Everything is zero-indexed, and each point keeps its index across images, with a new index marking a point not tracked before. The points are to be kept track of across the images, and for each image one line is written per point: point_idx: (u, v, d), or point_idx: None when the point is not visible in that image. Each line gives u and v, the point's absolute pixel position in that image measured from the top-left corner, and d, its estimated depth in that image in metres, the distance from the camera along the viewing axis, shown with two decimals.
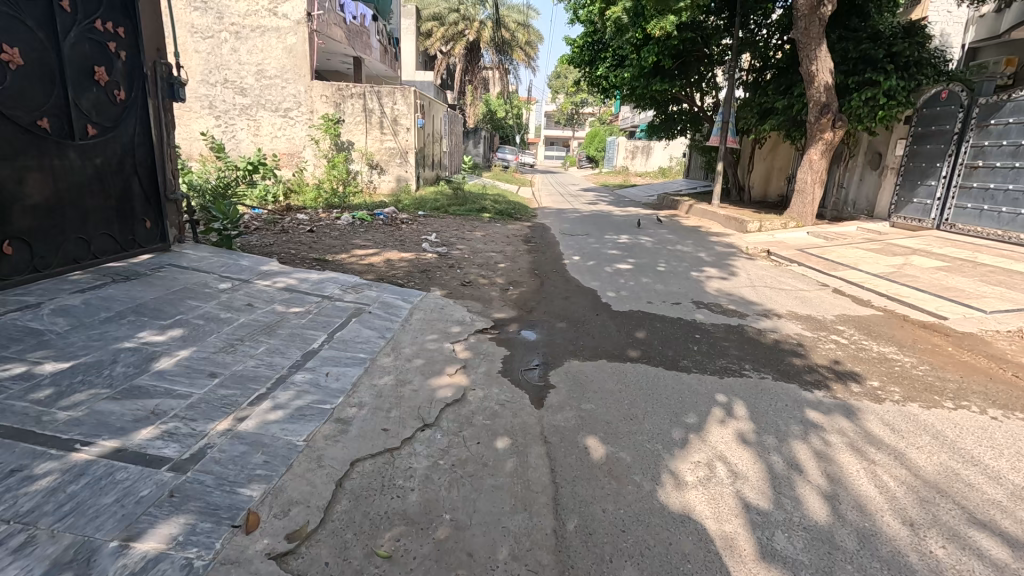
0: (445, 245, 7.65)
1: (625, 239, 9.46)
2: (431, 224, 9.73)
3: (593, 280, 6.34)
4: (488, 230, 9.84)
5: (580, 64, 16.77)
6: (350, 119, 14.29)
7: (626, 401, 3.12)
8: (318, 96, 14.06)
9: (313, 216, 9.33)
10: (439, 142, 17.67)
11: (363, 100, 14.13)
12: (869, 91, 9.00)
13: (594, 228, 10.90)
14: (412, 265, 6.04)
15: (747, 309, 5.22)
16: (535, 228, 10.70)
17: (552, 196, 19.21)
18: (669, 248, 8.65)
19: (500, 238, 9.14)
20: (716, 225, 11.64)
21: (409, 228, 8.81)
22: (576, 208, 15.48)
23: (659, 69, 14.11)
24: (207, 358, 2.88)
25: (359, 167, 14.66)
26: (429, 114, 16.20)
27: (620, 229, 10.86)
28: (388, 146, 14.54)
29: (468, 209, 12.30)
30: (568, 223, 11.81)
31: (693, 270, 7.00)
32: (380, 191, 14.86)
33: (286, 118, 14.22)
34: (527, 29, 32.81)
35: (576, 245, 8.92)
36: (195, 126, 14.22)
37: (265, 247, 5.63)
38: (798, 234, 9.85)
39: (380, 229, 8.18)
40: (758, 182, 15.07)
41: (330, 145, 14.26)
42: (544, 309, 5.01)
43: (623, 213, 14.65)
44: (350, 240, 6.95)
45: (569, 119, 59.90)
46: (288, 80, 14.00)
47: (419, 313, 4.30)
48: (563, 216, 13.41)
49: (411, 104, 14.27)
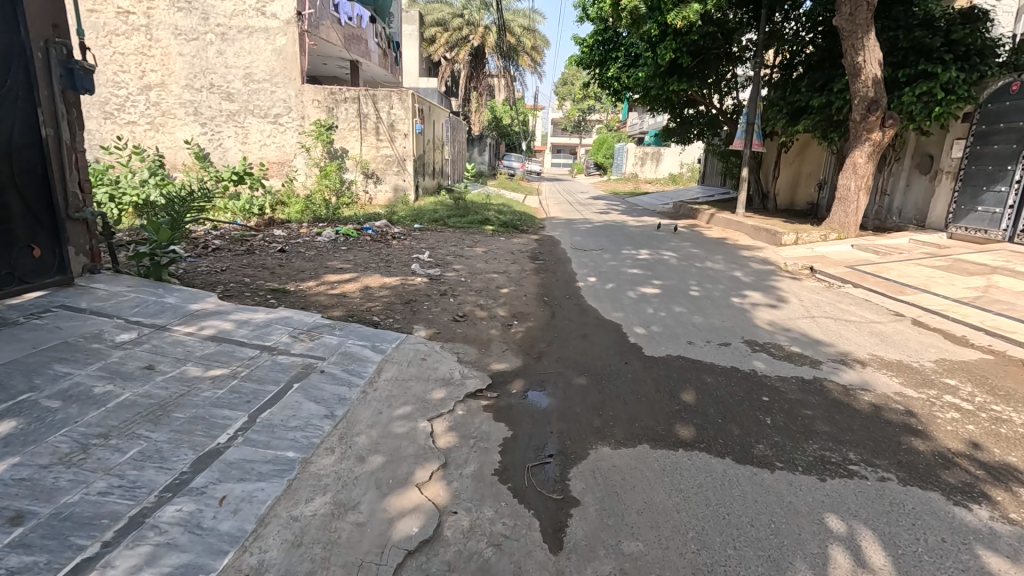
0: (438, 265, 6.59)
1: (645, 256, 8.34)
2: (426, 239, 8.67)
3: (615, 309, 5.23)
4: (490, 245, 8.76)
5: (589, 65, 15.79)
6: (344, 125, 13.33)
7: (690, 536, 2.00)
8: (310, 100, 13.15)
9: (295, 231, 8.31)
10: (441, 149, 16.69)
11: (358, 105, 13.18)
12: (924, 85, 7.87)
13: (609, 241, 9.79)
14: (394, 294, 4.97)
15: (817, 353, 4.07)
16: (543, 242, 9.62)
17: (561, 205, 18.13)
18: (697, 266, 7.52)
19: (503, 254, 8.05)
20: (743, 237, 10.51)
21: (399, 245, 7.75)
22: (587, 218, 14.40)
23: (676, 68, 13.06)
24: (27, 480, 1.83)
25: (354, 176, 13.65)
26: (430, 120, 15.21)
27: (638, 242, 9.74)
28: (385, 153, 13.56)
29: (469, 220, 11.22)
30: (580, 236, 10.71)
31: (733, 295, 5.86)
32: (377, 202, 13.84)
33: (276, 124, 13.30)
34: (533, 33, 31.98)
35: (591, 262, 7.82)
36: (179, 134, 13.35)
37: (212, 276, 4.59)
38: (842, 247, 8.76)
39: (365, 247, 7.13)
40: (784, 190, 13.95)
41: (322, 153, 13.31)
42: (557, 355, 3.91)
43: (638, 223, 13.53)
44: (325, 262, 5.90)
45: (576, 127, 58.98)
46: (278, 84, 13.10)
47: (389, 371, 3.21)
48: (573, 227, 12.31)
49: (409, 108, 13.29)
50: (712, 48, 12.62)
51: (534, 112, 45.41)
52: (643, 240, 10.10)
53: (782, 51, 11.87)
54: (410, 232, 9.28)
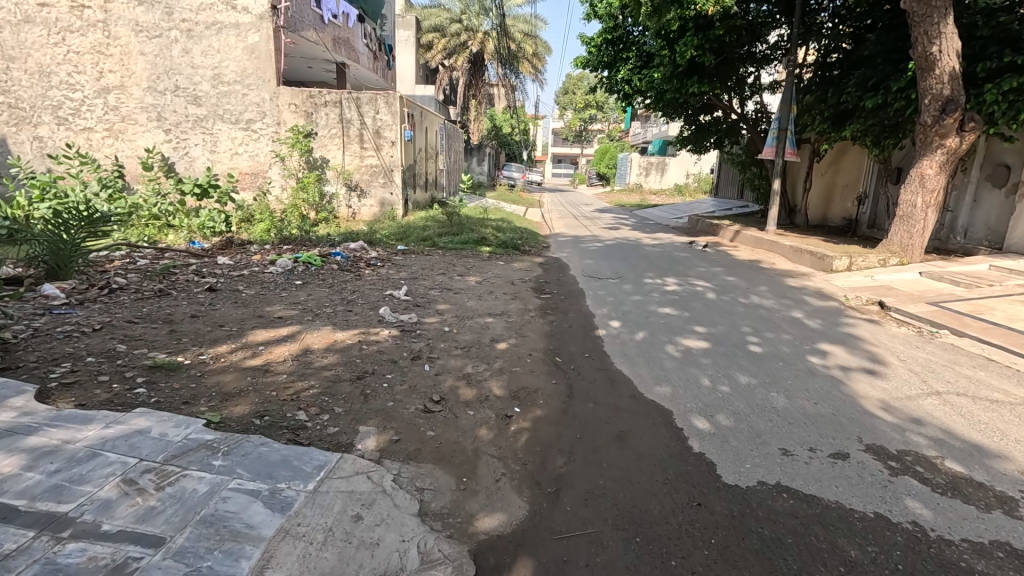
0: (417, 306, 5.14)
1: (674, 288, 6.87)
2: (409, 266, 7.23)
3: (657, 379, 3.75)
4: (486, 273, 7.30)
5: (597, 67, 14.51)
6: (323, 132, 11.92)
7: None
8: (286, 104, 11.79)
9: (247, 257, 6.86)
10: (434, 158, 15.32)
11: (340, 109, 11.80)
12: (1014, 79, 6.38)
13: (625, 266, 8.35)
14: (346, 363, 3.50)
15: (994, 477, 2.58)
16: (549, 267, 8.19)
17: (565, 218, 16.73)
18: (742, 303, 6.06)
19: (501, 286, 6.59)
20: (780, 260, 9.07)
21: (373, 275, 6.29)
22: (595, 234, 12.97)
23: (697, 68, 11.75)
24: None
25: (335, 188, 12.20)
26: (421, 127, 13.85)
27: (661, 267, 8.29)
28: (370, 163, 12.14)
29: (464, 239, 9.78)
30: (591, 258, 9.25)
31: (809, 351, 4.39)
32: (361, 218, 12.39)
33: (249, 131, 11.94)
34: (534, 40, 30.87)
35: (609, 295, 6.36)
36: (141, 142, 11.95)
37: (69, 342, 3.12)
38: (908, 275, 7.35)
39: (328, 281, 5.69)
40: (816, 203, 12.63)
41: (301, 162, 11.96)
42: (585, 488, 2.43)
43: (654, 240, 12.09)
44: (264, 306, 4.44)
45: (578, 137, 57.76)
46: (250, 86, 11.74)
47: (279, 569, 1.73)
48: (582, 246, 10.86)
49: (397, 112, 11.91)
50: (736, 46, 11.32)
51: (535, 122, 44.25)
52: (663, 263, 8.69)
53: (817, 48, 10.58)
54: (392, 256, 7.84)
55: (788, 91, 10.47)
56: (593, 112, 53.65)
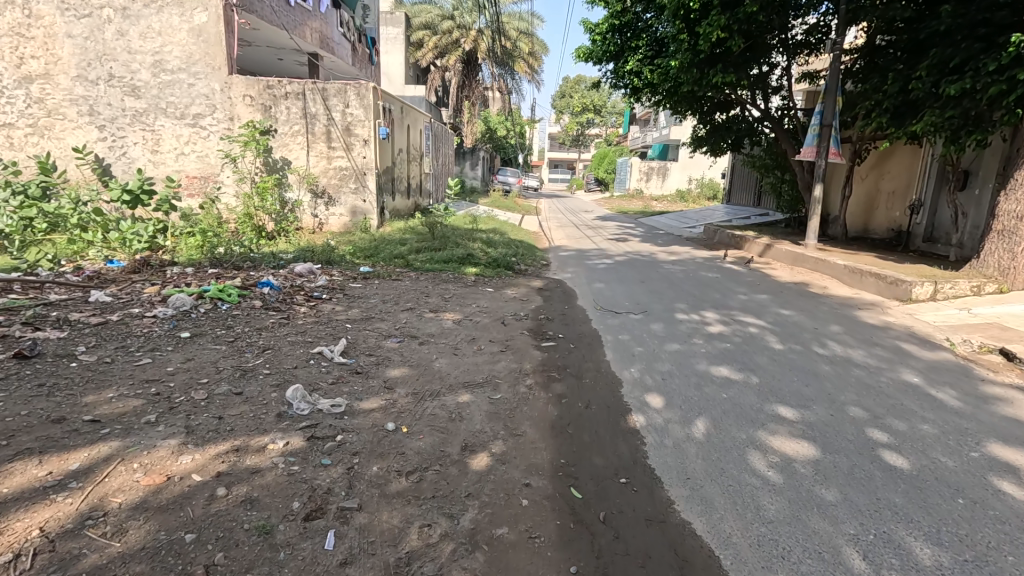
0: (355, 376, 3.40)
1: (718, 329, 5.13)
2: (367, 298, 5.51)
3: (766, 559, 2.01)
4: (468, 307, 5.58)
5: (600, 58, 12.95)
6: (283, 128, 10.19)
7: None
8: (240, 96, 10.08)
9: (144, 289, 5.09)
10: (417, 160, 13.58)
11: (303, 102, 10.06)
12: None
13: (645, 294, 6.62)
14: (156, 555, 1.73)
15: None
16: (549, 296, 6.47)
17: (565, 229, 15.01)
18: (822, 356, 4.33)
19: (485, 329, 4.85)
20: (833, 284, 7.39)
21: (309, 318, 4.54)
22: (601, 248, 11.28)
23: (720, 56, 10.20)
24: None
25: (298, 195, 10.44)
26: (402, 125, 12.15)
27: (690, 294, 6.60)
28: (338, 166, 10.38)
29: (445, 257, 8.02)
30: (602, 282, 7.52)
31: (989, 468, 2.66)
32: (329, 229, 10.63)
33: (197, 128, 10.20)
34: (530, 38, 29.30)
35: (634, 343, 4.63)
36: (70, 141, 10.11)
37: None
38: (1017, 308, 5.67)
39: (233, 332, 3.93)
40: (855, 210, 11.15)
41: (258, 163, 10.23)
42: None
43: (671, 255, 10.39)
44: (84, 394, 2.68)
45: (574, 142, 56.20)
46: (197, 74, 10.02)
47: None
48: (588, 264, 9.13)
49: (370, 105, 10.14)
50: (767, 31, 9.81)
51: (531, 125, 42.66)
52: (690, 289, 7.01)
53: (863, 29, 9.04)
54: (348, 283, 6.10)
55: (833, 78, 8.86)
56: (591, 116, 52.22)
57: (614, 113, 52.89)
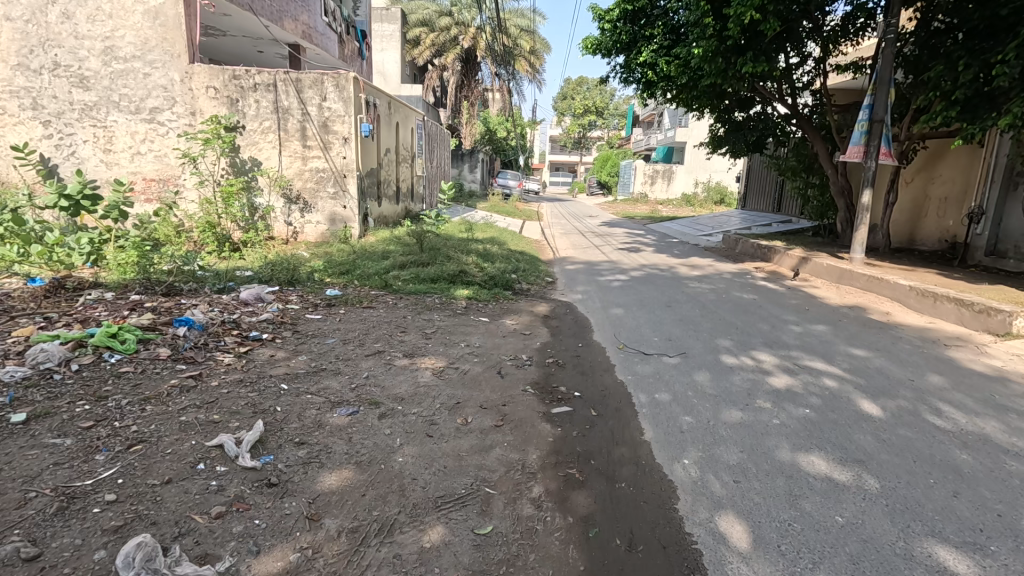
0: (260, 497, 2.15)
1: (783, 381, 3.88)
2: (324, 336, 4.27)
3: None
4: (454, 348, 4.33)
5: (609, 50, 11.82)
6: (252, 125, 8.97)
7: None
8: (203, 88, 8.87)
9: (22, 326, 3.84)
10: (408, 161, 12.35)
11: (274, 94, 8.85)
12: None
13: (675, 325, 5.38)
14: None
15: None
16: (557, 329, 5.23)
17: (570, 237, 13.76)
18: (947, 434, 3.07)
19: (474, 387, 3.60)
20: (898, 311, 6.13)
21: (233, 374, 3.31)
22: (612, 260, 10.03)
23: (749, 43, 9.08)
24: None
25: (270, 200, 9.20)
26: (390, 122, 10.93)
27: (731, 326, 5.35)
28: (315, 167, 9.14)
29: (432, 275, 6.76)
30: (618, 306, 6.27)
31: None
32: (304, 239, 9.39)
33: (154, 124, 8.97)
34: (531, 35, 28.11)
35: (678, 410, 3.38)
36: (10, 138, 8.76)
37: None
38: None
39: (101, 406, 2.68)
40: (898, 219, 9.97)
41: (224, 164, 9.00)
42: None
43: (693, 269, 9.14)
44: None
45: (576, 145, 55.06)
46: (154, 63, 8.80)
47: None
48: (600, 282, 7.88)
49: (350, 98, 8.89)
50: (802, 14, 8.69)
51: (532, 126, 41.49)
52: (726, 316, 5.78)
53: (917, 10, 7.87)
54: (305, 313, 4.85)
55: (885, 66, 7.63)
56: (592, 118, 51.09)
57: (617, 115, 51.91)
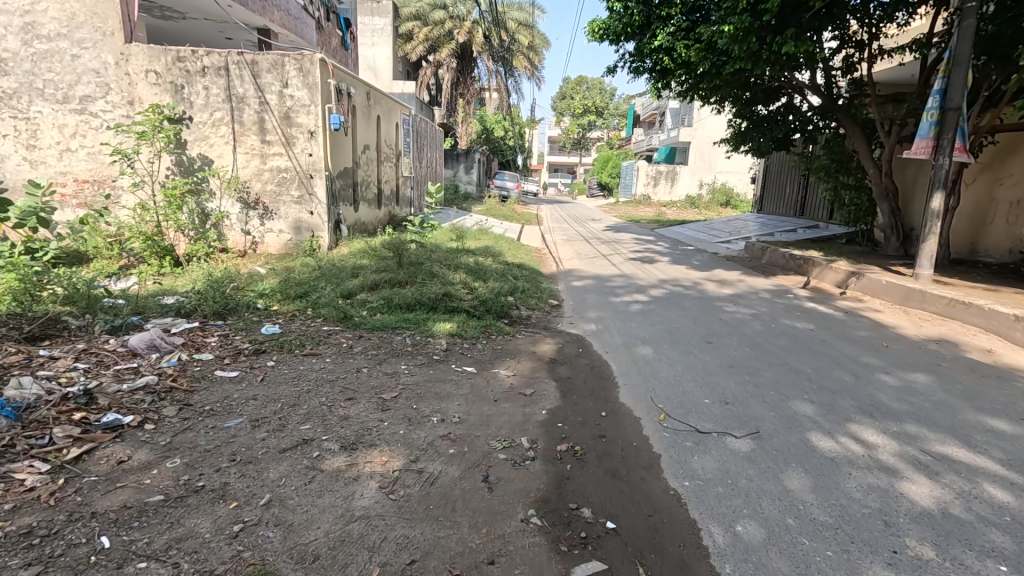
0: None
1: (928, 492, 2.50)
2: (229, 413, 2.86)
3: None
4: (422, 430, 2.94)
5: (617, 36, 10.49)
6: (201, 116, 7.58)
7: None
8: (143, 73, 7.46)
9: None
10: (391, 160, 10.94)
11: (225, 80, 7.46)
12: None
13: (728, 376, 3.98)
14: None
15: None
16: (568, 383, 3.83)
17: (574, 244, 12.36)
18: None
19: (444, 519, 2.21)
20: (1007, 350, 4.77)
21: (21, 517, 1.92)
22: (625, 273, 8.64)
23: (786, 20, 7.79)
24: None
25: (223, 205, 7.81)
26: (369, 115, 9.55)
27: (803, 378, 3.97)
28: (275, 166, 7.74)
29: (405, 301, 5.35)
30: (645, 342, 4.88)
31: None
32: (265, 251, 7.99)
33: (84, 116, 7.52)
34: (530, 30, 26.74)
35: (788, 570, 2.00)
36: None
37: None
38: None
39: None
40: (957, 226, 8.61)
41: (168, 162, 7.60)
42: None
43: (722, 286, 7.76)
44: None
45: (574, 146, 53.72)
46: (82, 43, 7.34)
47: None
48: (615, 304, 6.49)
49: (316, 83, 7.48)
50: None
51: (531, 127, 40.11)
52: (790, 360, 4.39)
53: None
54: (216, 369, 3.45)
55: (964, 41, 6.20)
56: (591, 118, 49.77)
57: (617, 115, 50.77)
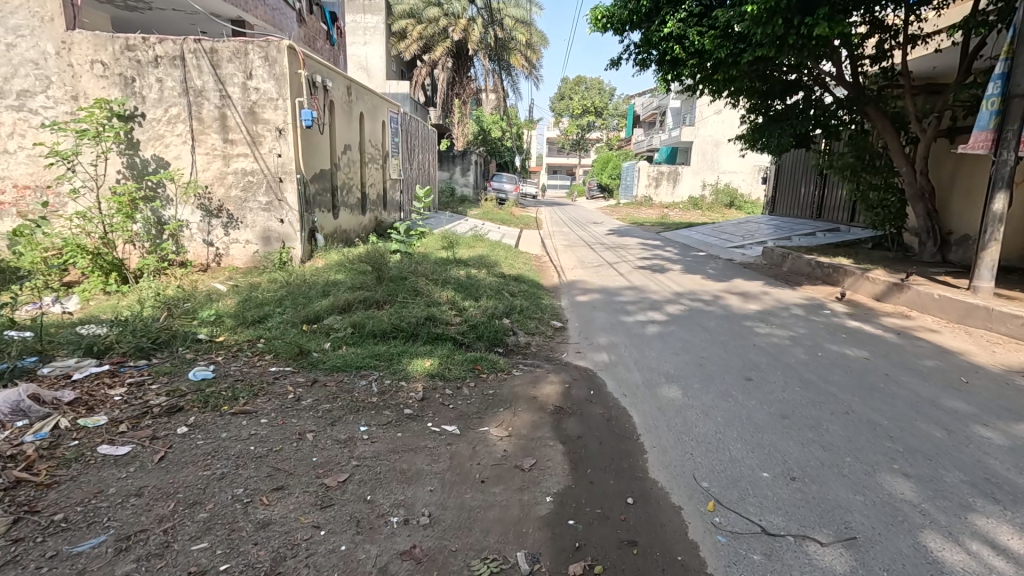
0: None
1: None
2: (90, 526, 1.96)
3: None
4: (372, 544, 2.04)
5: (623, 25, 9.63)
6: (155, 113, 6.68)
7: None
8: (88, 63, 6.54)
9: None
10: (377, 161, 10.05)
11: (181, 71, 6.57)
12: None
13: (786, 433, 3.10)
14: None
15: None
16: (579, 447, 2.93)
17: (576, 251, 11.44)
18: None
19: None
20: None
21: None
22: (636, 285, 7.73)
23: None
24: None
25: (182, 213, 6.90)
26: (351, 112, 8.66)
27: (881, 434, 3.08)
28: (239, 169, 6.84)
29: (378, 329, 4.46)
30: (670, 380, 3.97)
31: None
32: (229, 264, 7.09)
33: (21, 113, 6.59)
34: (528, 27, 25.82)
35: None
36: None
37: None
38: None
39: None
40: (1005, 229, 7.73)
41: (118, 165, 6.70)
42: None
43: (746, 299, 6.86)
44: None
45: (574, 147, 52.78)
46: (17, 30, 6.42)
47: None
48: (627, 325, 5.60)
49: (284, 74, 6.58)
50: None
51: (529, 127, 39.19)
52: (855, 405, 3.51)
53: None
54: (103, 442, 2.54)
55: None
56: (591, 119, 48.84)
57: (616, 116, 49.93)
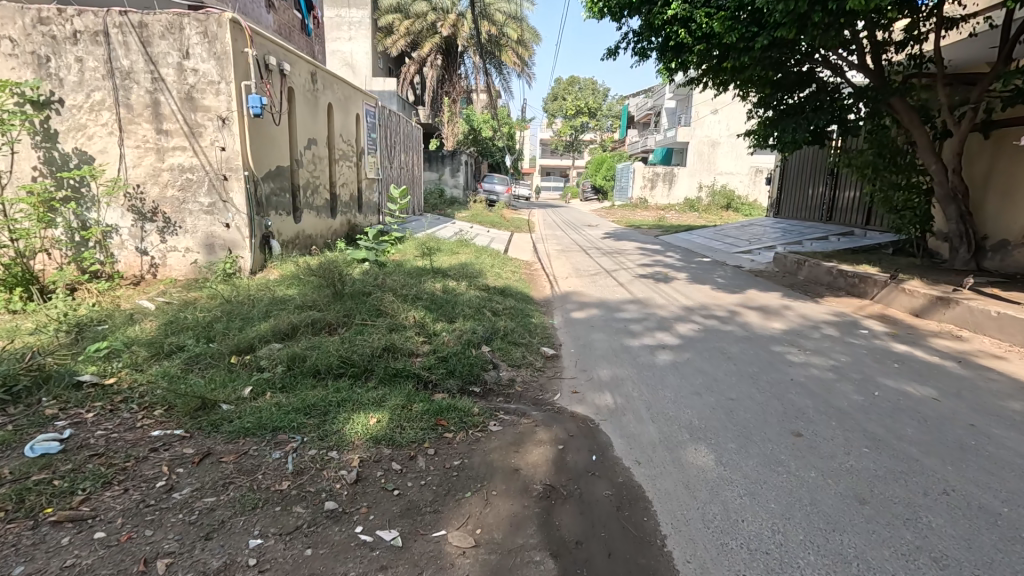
0: None
1: None
2: None
3: None
4: None
5: (622, 8, 8.72)
6: (75, 98, 5.64)
7: None
8: None
9: None
10: (349, 159, 9.06)
11: (105, 49, 5.56)
12: None
13: (873, 533, 2.17)
14: None
15: None
16: (574, 567, 1.98)
17: (570, 257, 10.49)
18: None
19: None
20: None
21: None
22: (639, 298, 6.78)
23: None
24: None
25: (108, 217, 5.87)
26: (316, 102, 7.68)
27: (1010, 536, 2.16)
28: (177, 164, 5.85)
29: (319, 367, 3.48)
30: (696, 436, 3.01)
31: None
32: (167, 276, 6.08)
33: None
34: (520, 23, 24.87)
35: None
36: None
37: None
38: None
39: None
40: None
41: (33, 160, 5.65)
42: None
43: (767, 315, 5.94)
44: None
45: (567, 149, 51.86)
46: None
47: None
48: (631, 350, 4.65)
49: (228, 52, 5.60)
50: None
51: (522, 128, 38.22)
52: (952, 479, 2.58)
53: None
54: None
55: None
56: (585, 120, 47.96)
57: (610, 117, 49.08)
